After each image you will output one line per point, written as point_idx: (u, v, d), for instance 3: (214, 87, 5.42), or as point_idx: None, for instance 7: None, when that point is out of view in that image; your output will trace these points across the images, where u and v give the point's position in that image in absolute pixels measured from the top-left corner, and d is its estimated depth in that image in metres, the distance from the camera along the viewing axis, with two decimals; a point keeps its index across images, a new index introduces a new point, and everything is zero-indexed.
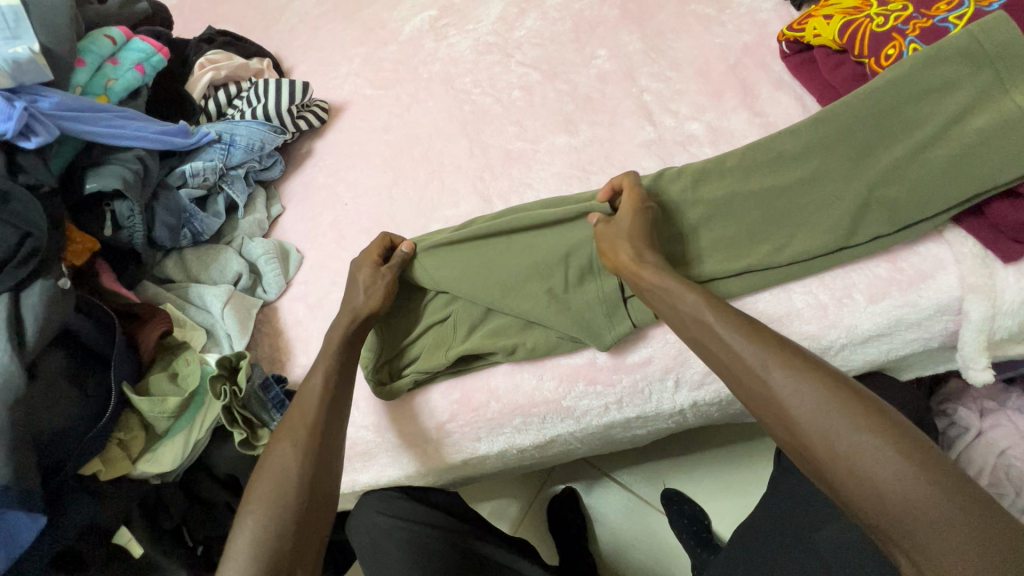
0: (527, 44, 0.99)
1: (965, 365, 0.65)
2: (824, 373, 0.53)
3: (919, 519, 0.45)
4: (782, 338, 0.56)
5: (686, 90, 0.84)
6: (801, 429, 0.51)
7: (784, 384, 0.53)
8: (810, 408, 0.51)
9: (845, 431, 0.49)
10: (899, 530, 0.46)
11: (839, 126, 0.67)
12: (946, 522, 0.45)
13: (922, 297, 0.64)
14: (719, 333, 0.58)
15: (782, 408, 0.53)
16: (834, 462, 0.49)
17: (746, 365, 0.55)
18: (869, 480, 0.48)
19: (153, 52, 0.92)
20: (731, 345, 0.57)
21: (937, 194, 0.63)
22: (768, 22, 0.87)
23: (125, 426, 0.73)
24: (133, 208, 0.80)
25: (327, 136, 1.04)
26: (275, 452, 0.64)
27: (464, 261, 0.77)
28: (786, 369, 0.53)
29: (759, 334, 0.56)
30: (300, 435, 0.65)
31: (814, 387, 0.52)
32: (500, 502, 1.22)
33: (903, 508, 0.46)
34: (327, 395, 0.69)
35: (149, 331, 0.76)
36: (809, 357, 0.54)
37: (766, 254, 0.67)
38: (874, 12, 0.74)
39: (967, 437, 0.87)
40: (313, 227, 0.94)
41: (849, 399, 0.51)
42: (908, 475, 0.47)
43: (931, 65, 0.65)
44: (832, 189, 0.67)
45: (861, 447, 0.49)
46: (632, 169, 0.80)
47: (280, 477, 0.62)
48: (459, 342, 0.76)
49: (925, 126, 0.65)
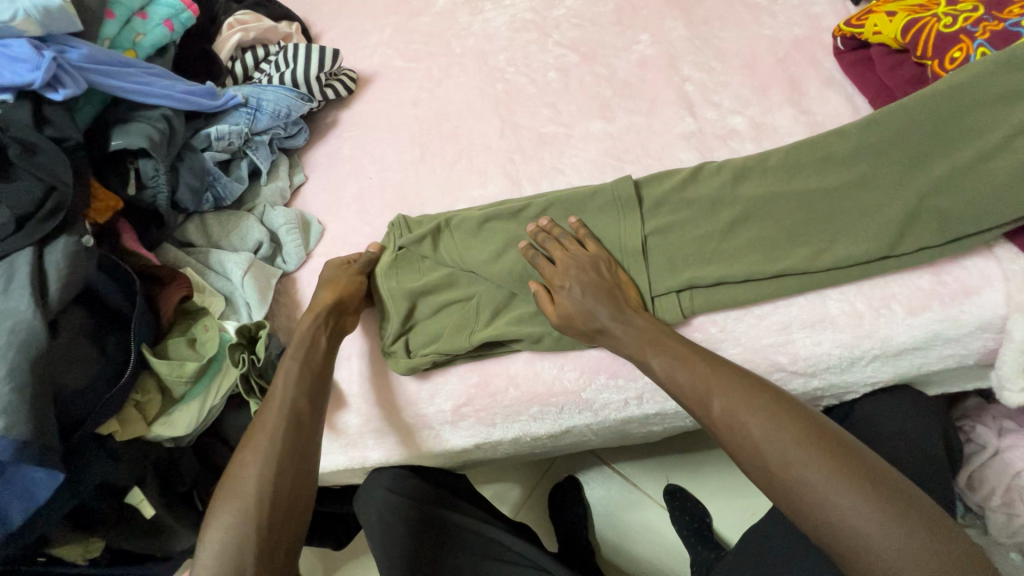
0: (566, 24, 0.96)
1: (1001, 385, 0.63)
2: (769, 396, 0.56)
3: (845, 516, 0.48)
4: (739, 374, 0.59)
5: (730, 82, 0.81)
6: (764, 465, 0.53)
7: (807, 476, 0.51)
8: (828, 499, 0.49)
9: (795, 460, 0.52)
10: (843, 542, 0.48)
11: (893, 131, 0.65)
12: (871, 516, 0.48)
13: (964, 312, 0.62)
14: (685, 378, 0.60)
15: (799, 499, 0.51)
16: (777, 472, 0.52)
17: (765, 459, 0.53)
18: (880, 564, 0.47)
19: (183, 8, 0.90)
20: (756, 432, 0.54)
21: (993, 208, 0.60)
22: (822, 16, 0.84)
23: (142, 388, 0.72)
24: (158, 167, 0.79)
25: (355, 107, 1.01)
26: (237, 465, 0.62)
27: (491, 243, 0.76)
28: (806, 459, 0.51)
29: (715, 373, 0.59)
30: (261, 445, 0.62)
31: (834, 479, 0.50)
32: (502, 486, 1.22)
33: (847, 521, 0.48)
34: (290, 399, 0.66)
35: (170, 294, 0.76)
36: (768, 393, 0.57)
37: (804, 258, 0.65)
38: (942, 11, 0.70)
39: (983, 455, 0.87)
40: (336, 199, 0.92)
41: (792, 418, 0.54)
42: (813, 455, 0.52)
43: (1000, 72, 0.62)
44: (880, 194, 0.65)
45: (811, 476, 0.51)
46: (668, 161, 0.78)
47: (243, 488, 0.60)
48: (482, 327, 0.75)
49: (987, 135, 0.62)
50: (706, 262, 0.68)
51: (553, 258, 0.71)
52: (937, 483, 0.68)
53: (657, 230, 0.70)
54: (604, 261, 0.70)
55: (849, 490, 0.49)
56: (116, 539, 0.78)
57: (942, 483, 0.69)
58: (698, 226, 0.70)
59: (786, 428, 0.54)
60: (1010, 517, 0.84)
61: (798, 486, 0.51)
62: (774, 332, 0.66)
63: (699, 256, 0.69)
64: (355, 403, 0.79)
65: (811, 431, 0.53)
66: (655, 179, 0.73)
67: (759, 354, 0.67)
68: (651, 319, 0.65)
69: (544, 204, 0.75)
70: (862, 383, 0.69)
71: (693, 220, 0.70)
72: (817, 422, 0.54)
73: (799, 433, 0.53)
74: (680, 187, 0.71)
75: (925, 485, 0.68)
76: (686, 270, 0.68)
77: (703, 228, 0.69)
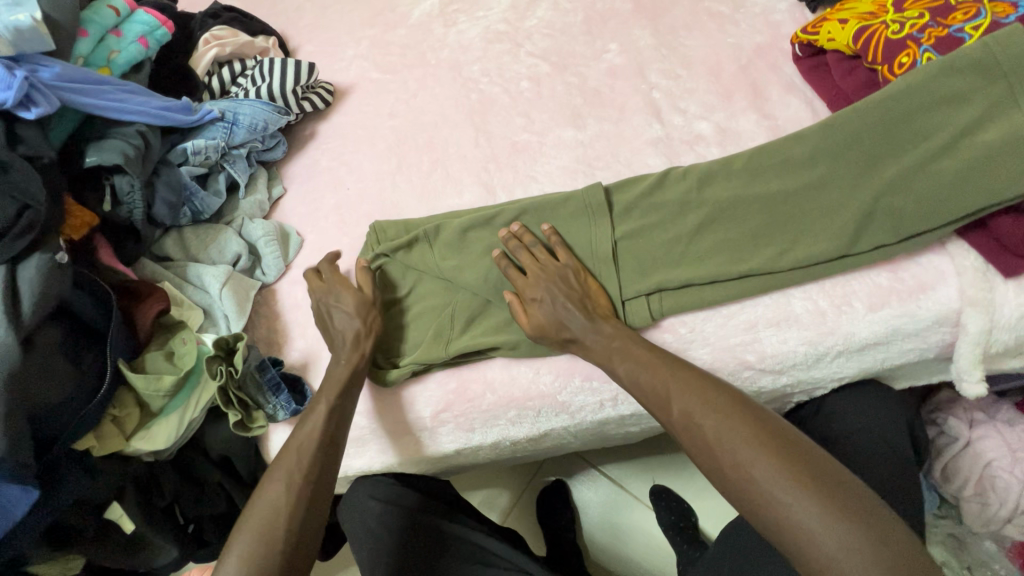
0: (538, 34, 0.98)
1: (959, 377, 0.65)
2: (725, 397, 0.58)
3: (790, 513, 0.50)
4: (699, 377, 0.61)
5: (696, 89, 0.83)
6: (719, 464, 0.55)
7: (755, 474, 0.53)
8: (773, 497, 0.51)
9: (746, 458, 0.54)
10: (788, 538, 0.50)
11: (846, 134, 0.67)
12: (813, 511, 0.49)
13: (921, 307, 0.64)
14: (648, 381, 0.62)
15: (749, 496, 0.53)
16: (730, 470, 0.54)
17: (719, 458, 0.55)
18: (821, 559, 0.48)
19: (157, 25, 0.91)
20: (711, 432, 0.56)
21: (943, 206, 0.63)
22: (783, 23, 0.86)
23: (120, 402, 0.73)
24: (133, 183, 0.79)
25: (332, 119, 1.03)
26: (268, 491, 0.64)
27: (473, 255, 0.77)
28: (757, 457, 0.53)
29: (676, 377, 0.61)
30: (295, 477, 0.65)
31: (781, 478, 0.52)
32: (490, 492, 1.23)
33: (791, 518, 0.50)
34: (326, 431, 0.68)
35: (146, 309, 0.76)
36: (726, 394, 0.59)
37: (765, 258, 0.67)
38: (890, 19, 0.72)
39: (955, 447, 0.89)
40: (314, 210, 0.94)
41: (745, 419, 0.56)
42: (763, 453, 0.53)
43: (945, 76, 0.65)
44: (833, 196, 0.67)
45: (759, 473, 0.52)
46: (638, 166, 0.80)
47: (272, 517, 0.62)
48: (457, 336, 0.76)
49: (934, 137, 0.65)
50: (673, 264, 0.70)
51: (526, 267, 0.72)
52: (903, 473, 0.70)
53: (627, 235, 0.72)
54: (574, 271, 0.71)
55: (794, 488, 0.51)
56: (97, 555, 0.78)
57: (908, 473, 0.71)
58: (666, 230, 0.71)
59: (738, 429, 0.55)
60: (983, 506, 0.86)
61: (747, 485, 0.53)
62: (741, 331, 0.68)
63: (666, 260, 0.70)
64: None
65: (764, 431, 0.55)
66: (624, 185, 0.75)
67: (727, 353, 0.68)
68: (618, 325, 0.67)
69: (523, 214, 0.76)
70: (829, 379, 0.71)
71: (661, 224, 0.72)
72: (771, 422, 0.56)
73: (751, 432, 0.55)
74: (649, 192, 0.73)
75: (891, 477, 0.70)
76: (657, 273, 0.70)
77: (672, 232, 0.71)
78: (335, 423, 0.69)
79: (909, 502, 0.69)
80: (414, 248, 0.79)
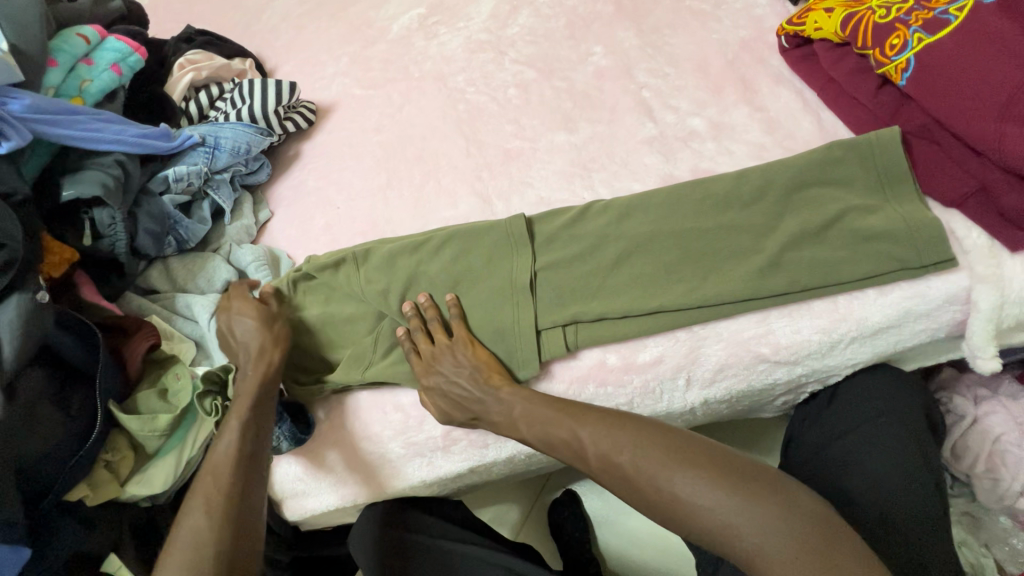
0: (521, 41, 0.97)
1: (972, 354, 0.65)
2: (623, 425, 0.62)
3: (713, 516, 0.53)
4: (598, 411, 0.64)
5: (685, 86, 0.83)
6: (643, 491, 0.58)
7: (678, 493, 0.56)
8: (696, 508, 0.54)
9: (662, 478, 0.57)
10: (722, 540, 0.53)
11: (756, 186, 0.70)
12: (731, 505, 0.53)
13: (930, 288, 0.64)
14: (555, 424, 0.65)
15: (682, 516, 0.55)
16: (654, 495, 0.57)
17: (643, 488, 0.58)
18: (750, 555, 0.52)
19: (130, 52, 0.88)
20: (628, 464, 0.59)
21: (842, 268, 0.66)
22: (765, 18, 0.87)
23: (113, 447, 0.69)
24: (115, 215, 0.76)
25: (316, 138, 1.00)
26: (187, 528, 0.59)
27: (397, 280, 0.77)
28: (670, 473, 0.57)
29: (579, 416, 0.64)
30: (213, 507, 0.60)
31: (696, 485, 0.55)
32: (499, 509, 1.18)
33: (718, 520, 0.53)
34: (240, 455, 0.64)
35: (136, 345, 0.72)
36: (624, 422, 0.62)
37: (677, 294, 0.69)
38: (877, 4, 0.72)
39: (963, 424, 0.90)
40: (304, 232, 0.91)
41: (649, 440, 0.59)
42: (673, 467, 0.57)
43: (835, 148, 0.69)
44: (743, 244, 0.70)
45: (677, 487, 0.56)
46: (634, 166, 0.79)
47: (196, 554, 0.57)
48: (379, 359, 0.77)
49: (830, 203, 0.68)
50: (682, 264, 0.71)
51: (421, 351, 0.74)
52: (920, 454, 0.70)
53: (546, 265, 0.74)
54: (465, 344, 0.73)
55: (707, 492, 0.54)
56: None
57: (927, 455, 0.71)
58: (586, 261, 0.73)
59: (649, 454, 0.58)
60: (995, 481, 0.87)
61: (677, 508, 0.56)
62: (753, 324, 0.68)
63: (675, 266, 0.71)
64: (341, 438, 0.79)
65: (668, 446, 0.58)
66: (547, 216, 0.77)
67: (741, 346, 0.69)
68: (513, 388, 0.69)
69: (490, 233, 0.77)
70: (842, 367, 0.71)
71: (658, 228, 0.72)
72: (671, 436, 0.60)
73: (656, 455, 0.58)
74: (568, 225, 0.75)
75: (911, 461, 0.69)
76: (574, 305, 0.72)
77: (673, 235, 0.72)
78: (256, 445, 0.66)
79: (930, 485, 0.69)
80: (341, 270, 0.79)
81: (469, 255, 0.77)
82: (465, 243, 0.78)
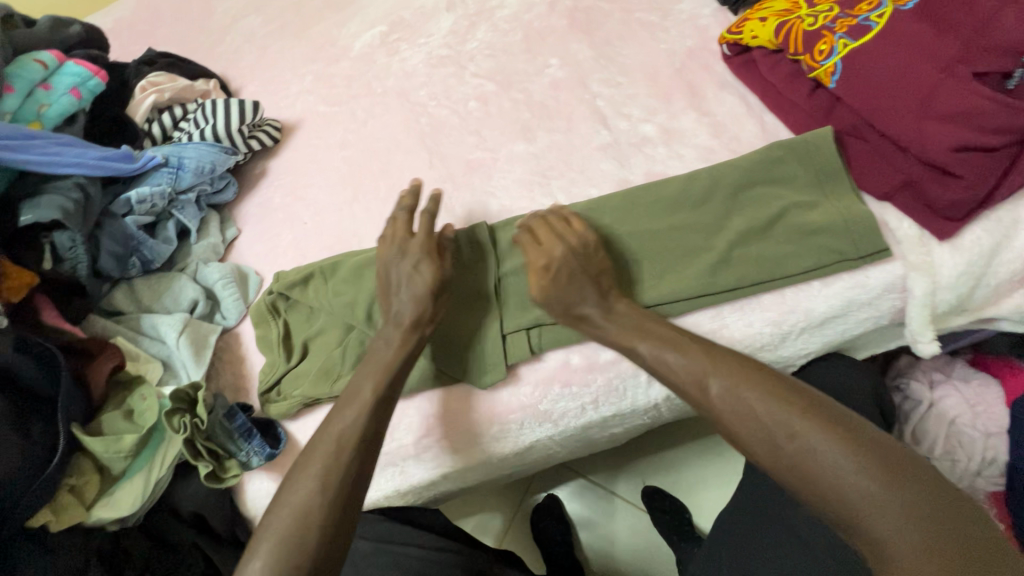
0: (480, 56, 1.00)
1: (914, 340, 0.69)
2: (787, 387, 0.57)
3: (849, 486, 0.49)
4: (751, 364, 0.60)
5: (636, 94, 0.86)
6: (764, 438, 0.55)
7: (806, 451, 0.52)
8: (826, 470, 0.51)
9: (796, 432, 0.53)
10: (846, 514, 0.49)
11: (705, 185, 0.74)
12: (873, 482, 0.49)
13: (870, 277, 0.67)
14: (693, 364, 0.61)
15: (795, 470, 0.52)
16: (778, 447, 0.54)
17: (770, 435, 0.54)
18: (874, 534, 0.48)
19: (90, 75, 0.89)
20: (759, 406, 0.56)
21: (790, 261, 0.69)
22: (709, 27, 0.91)
23: (78, 470, 0.68)
24: (75, 237, 0.76)
25: (282, 156, 1.02)
26: (294, 488, 0.61)
27: (363, 291, 0.80)
28: (809, 429, 0.53)
29: (750, 369, 0.59)
30: (330, 477, 0.61)
31: (839, 449, 0.51)
32: (482, 516, 1.21)
33: (854, 493, 0.49)
34: (365, 425, 0.65)
35: (100, 366, 0.72)
36: (783, 381, 0.58)
37: (635, 294, 0.72)
38: (805, 13, 0.76)
39: (920, 409, 0.93)
40: (271, 249, 0.92)
41: (806, 399, 0.55)
42: (811, 424, 0.53)
43: (775, 147, 0.73)
44: (696, 242, 0.72)
45: (812, 446, 0.52)
46: (590, 172, 0.82)
47: (302, 517, 0.58)
48: (347, 372, 0.78)
49: (776, 198, 0.71)
50: (636, 267, 0.73)
51: (433, 260, 0.74)
52: None
53: (509, 271, 0.77)
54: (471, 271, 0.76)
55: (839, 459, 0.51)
56: None
57: None
58: None
59: (783, 406, 0.55)
60: (954, 463, 0.90)
61: (796, 465, 0.52)
62: (709, 320, 0.71)
63: (630, 266, 0.73)
64: None
65: (812, 407, 0.55)
66: (508, 225, 0.80)
67: None
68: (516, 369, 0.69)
69: (450, 244, 0.79)
70: (795, 357, 0.74)
71: (610, 232, 0.75)
72: (823, 402, 0.55)
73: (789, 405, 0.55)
74: None
75: None
76: (534, 308, 0.75)
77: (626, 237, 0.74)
78: (380, 410, 0.67)
79: None
80: (309, 286, 0.83)
81: (428, 264, 0.80)
82: (425, 254, 0.80)
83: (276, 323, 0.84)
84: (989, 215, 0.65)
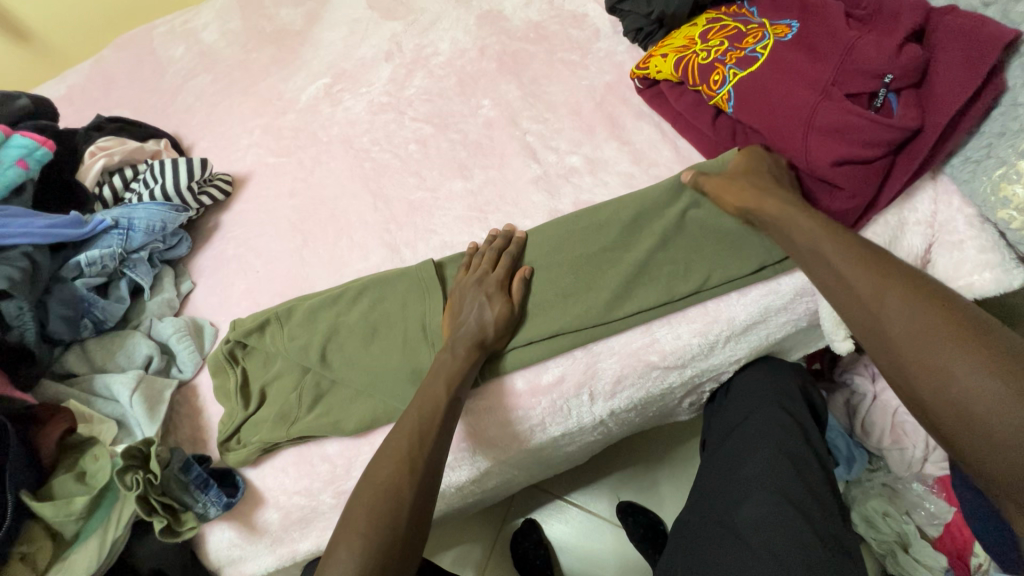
0: (418, 101, 1.05)
1: (830, 338, 0.74)
2: (960, 313, 0.53)
3: (1000, 422, 0.48)
4: (932, 286, 0.56)
5: (562, 128, 0.92)
6: (911, 361, 0.53)
7: (961, 381, 0.50)
8: (970, 387, 0.49)
9: (952, 364, 0.51)
10: (987, 449, 0.48)
11: (618, 208, 0.79)
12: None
13: (781, 284, 0.74)
14: (850, 277, 0.59)
15: (937, 394, 0.51)
16: (928, 370, 0.52)
17: (922, 356, 0.53)
18: (1011, 474, 0.47)
19: (37, 145, 0.92)
20: (919, 327, 0.53)
21: (700, 272, 0.75)
22: (625, 63, 0.98)
23: (28, 538, 0.68)
24: (23, 305, 0.77)
25: (233, 208, 1.05)
26: (376, 466, 0.65)
27: (317, 333, 0.82)
28: (969, 358, 0.50)
29: (928, 293, 0.55)
30: (405, 460, 0.64)
31: (1002, 385, 0.48)
32: (463, 548, 1.20)
33: (1003, 430, 0.48)
34: (445, 403, 0.68)
35: (49, 431, 0.73)
36: (956, 307, 0.54)
37: (574, 317, 0.75)
38: (698, 48, 0.83)
39: (866, 402, 1.00)
40: (226, 299, 0.95)
41: (973, 333, 0.51)
42: (971, 355, 0.50)
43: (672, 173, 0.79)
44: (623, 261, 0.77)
45: (970, 380, 0.50)
46: (524, 204, 0.87)
47: (392, 492, 0.62)
48: (304, 415, 0.79)
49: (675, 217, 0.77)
50: (570, 292, 0.77)
51: (482, 286, 0.76)
52: (801, 434, 0.78)
53: None
54: (502, 298, 0.75)
55: (1003, 392, 0.48)
56: None
57: (806, 433, 0.79)
58: None
59: (942, 331, 0.52)
60: (902, 451, 0.96)
61: (947, 390, 0.51)
62: (640, 335, 0.75)
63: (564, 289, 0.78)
64: (272, 497, 0.80)
65: (984, 338, 0.51)
66: (453, 260, 0.84)
67: (631, 357, 0.75)
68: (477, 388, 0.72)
69: (398, 281, 0.83)
70: (726, 364, 0.79)
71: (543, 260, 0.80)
72: (1003, 339, 0.51)
73: (946, 327, 0.52)
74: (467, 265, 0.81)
75: (798, 445, 0.76)
76: None
77: (556, 263, 0.79)
78: (454, 402, 0.69)
79: (813, 461, 0.75)
80: (267, 331, 0.84)
81: (376, 302, 0.83)
82: (378, 292, 0.84)
83: (233, 371, 0.84)
84: (876, 220, 0.73)
